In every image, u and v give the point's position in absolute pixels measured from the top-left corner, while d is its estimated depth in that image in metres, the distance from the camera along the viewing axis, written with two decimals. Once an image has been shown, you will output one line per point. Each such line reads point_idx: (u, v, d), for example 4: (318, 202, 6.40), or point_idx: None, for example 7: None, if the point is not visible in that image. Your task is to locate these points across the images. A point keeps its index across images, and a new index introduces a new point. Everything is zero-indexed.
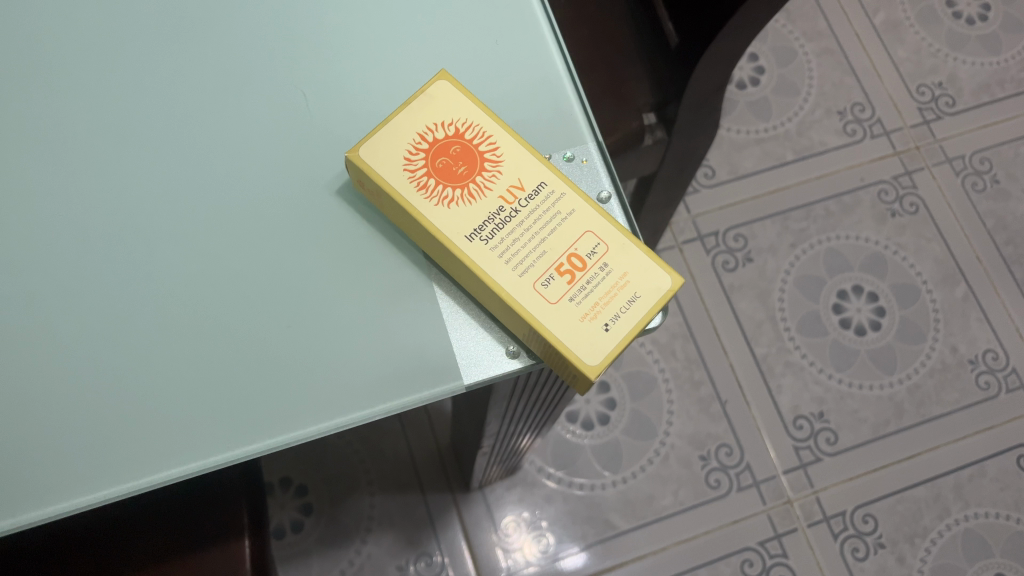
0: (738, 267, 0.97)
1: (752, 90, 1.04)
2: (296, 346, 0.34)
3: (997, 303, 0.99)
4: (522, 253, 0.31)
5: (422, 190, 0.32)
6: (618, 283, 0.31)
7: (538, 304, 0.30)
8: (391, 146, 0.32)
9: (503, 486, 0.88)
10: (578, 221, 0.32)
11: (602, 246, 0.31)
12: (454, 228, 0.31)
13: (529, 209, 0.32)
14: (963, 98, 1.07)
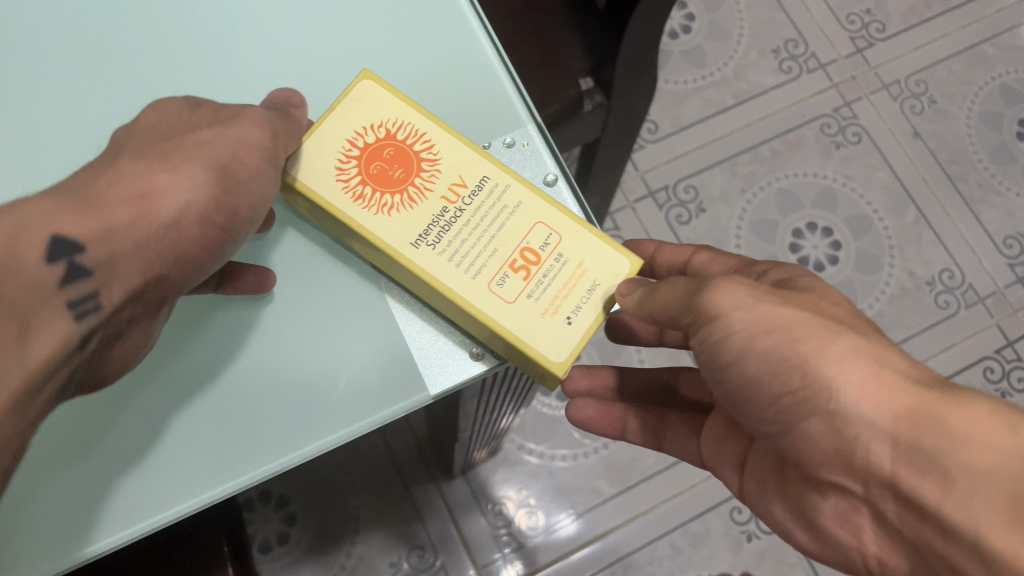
0: (692, 219, 0.97)
1: (684, 39, 1.03)
2: (285, 375, 0.37)
3: (947, 222, 1.00)
4: (472, 250, 0.35)
5: (358, 199, 0.35)
6: (574, 271, 0.35)
7: (495, 302, 0.34)
8: (329, 156, 0.36)
9: (487, 468, 0.88)
10: (526, 212, 0.35)
11: (553, 236, 0.35)
12: (403, 234, 0.35)
13: (475, 206, 0.35)
14: (892, 23, 1.07)
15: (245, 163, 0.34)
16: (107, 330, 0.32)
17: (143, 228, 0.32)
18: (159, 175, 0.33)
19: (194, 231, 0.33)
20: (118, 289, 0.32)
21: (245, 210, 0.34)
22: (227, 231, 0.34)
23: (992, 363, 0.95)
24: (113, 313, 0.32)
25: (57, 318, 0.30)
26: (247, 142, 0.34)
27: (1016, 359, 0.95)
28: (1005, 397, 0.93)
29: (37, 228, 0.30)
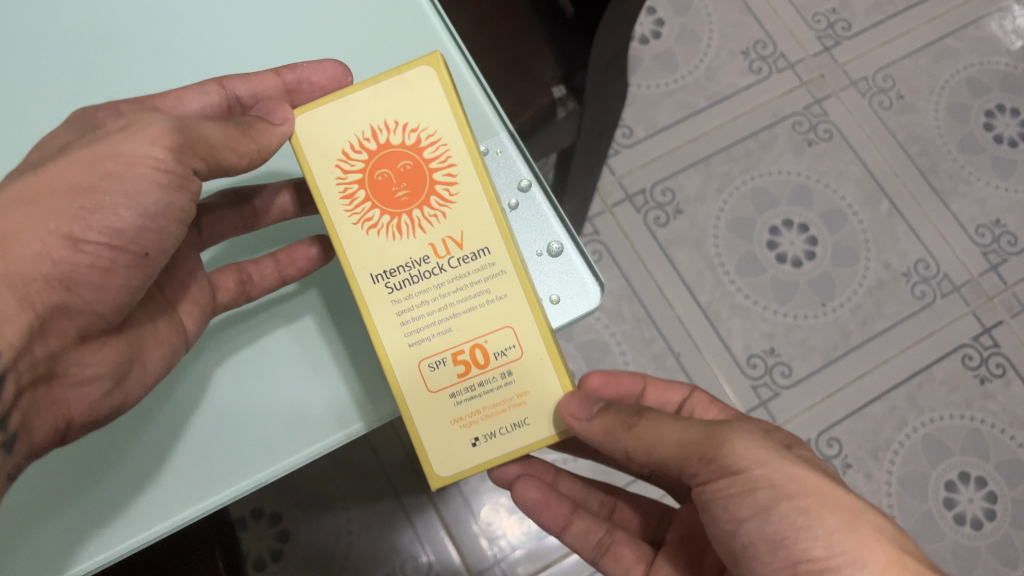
0: (669, 221, 0.98)
1: (655, 44, 1.05)
2: (246, 435, 0.45)
3: (920, 213, 1.02)
4: (432, 322, 0.42)
5: (345, 198, 0.42)
6: (513, 396, 0.43)
7: (419, 383, 0.42)
8: (340, 140, 0.42)
9: (477, 476, 0.88)
10: (501, 310, 0.42)
11: (513, 352, 0.42)
12: (371, 265, 0.42)
13: (453, 275, 0.42)
14: (858, 20, 1.09)
15: (128, 193, 0.39)
16: (20, 378, 0.40)
17: (35, 266, 0.38)
18: (43, 210, 0.37)
19: (86, 263, 0.39)
20: (19, 333, 0.38)
21: (138, 228, 0.40)
22: (130, 254, 0.40)
23: (969, 350, 0.96)
24: (22, 354, 0.39)
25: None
26: (128, 167, 0.38)
27: (993, 345, 0.97)
28: (983, 383, 0.95)
29: None
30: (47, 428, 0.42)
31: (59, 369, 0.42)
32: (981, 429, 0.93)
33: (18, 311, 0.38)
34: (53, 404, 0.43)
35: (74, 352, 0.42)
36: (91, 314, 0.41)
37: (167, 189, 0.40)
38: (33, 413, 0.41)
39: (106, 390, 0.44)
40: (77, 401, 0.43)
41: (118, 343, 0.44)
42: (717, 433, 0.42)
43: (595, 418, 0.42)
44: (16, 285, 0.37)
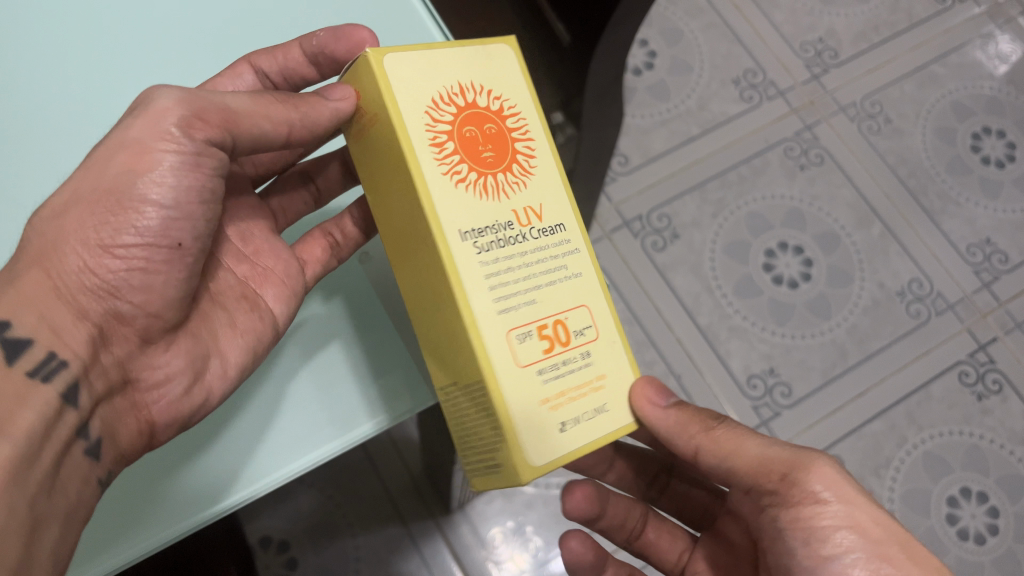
0: (667, 245, 1.00)
1: (648, 75, 1.07)
2: (284, 445, 0.55)
3: (912, 234, 1.04)
4: (523, 284, 0.42)
5: (434, 142, 0.41)
6: (592, 379, 0.44)
7: (509, 356, 0.41)
8: (431, 86, 0.42)
9: (483, 500, 0.89)
10: (576, 286, 0.45)
11: (589, 332, 0.44)
12: (464, 222, 0.41)
13: (535, 246, 0.43)
14: (845, 49, 1.12)
15: (150, 177, 0.41)
16: (94, 387, 0.42)
17: (83, 277, 0.41)
18: (74, 223, 0.41)
19: (124, 267, 0.42)
20: (82, 345, 0.42)
21: (172, 220, 0.42)
22: (163, 248, 0.43)
23: (965, 367, 0.98)
24: (92, 363, 0.42)
25: (41, 388, 0.39)
26: (139, 154, 0.41)
27: (988, 361, 0.98)
28: (981, 399, 0.96)
29: (29, 310, 0.40)
30: (128, 429, 0.46)
31: (133, 376, 0.45)
32: (980, 445, 0.94)
33: (75, 322, 0.42)
34: (135, 408, 0.46)
35: (145, 356, 0.46)
36: (150, 308, 0.44)
37: (182, 167, 0.42)
38: (117, 419, 0.45)
39: (182, 386, 0.47)
40: (156, 403, 0.47)
41: (185, 340, 0.48)
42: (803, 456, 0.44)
43: (671, 408, 0.45)
44: (67, 295, 0.41)
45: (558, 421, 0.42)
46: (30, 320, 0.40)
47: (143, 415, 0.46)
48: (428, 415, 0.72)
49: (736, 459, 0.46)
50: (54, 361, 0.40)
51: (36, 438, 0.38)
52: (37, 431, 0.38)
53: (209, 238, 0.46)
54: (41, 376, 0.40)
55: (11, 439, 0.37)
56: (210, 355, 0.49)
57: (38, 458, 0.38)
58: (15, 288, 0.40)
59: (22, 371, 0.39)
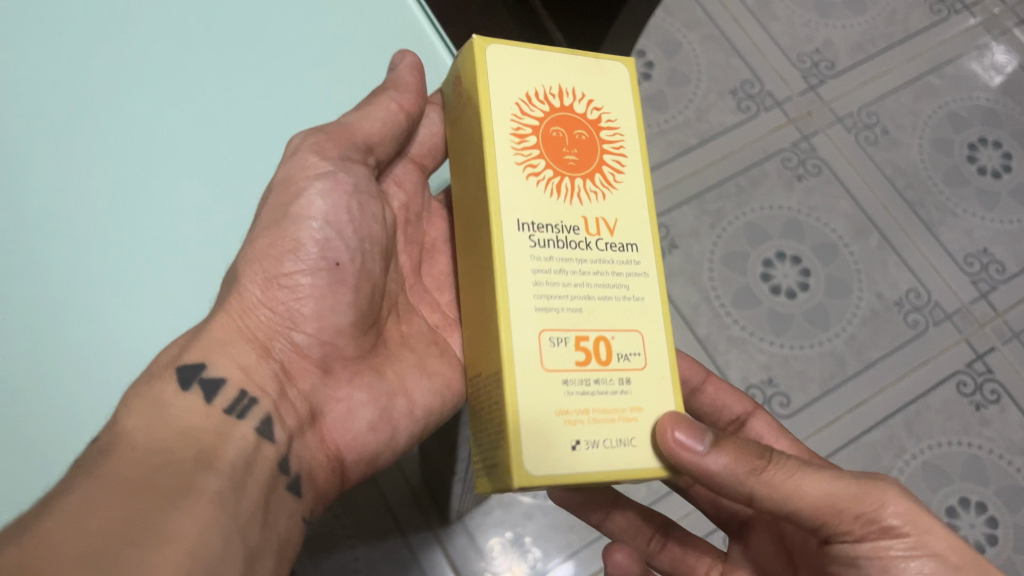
0: (666, 255, 1.00)
1: (646, 86, 1.08)
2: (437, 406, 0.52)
3: (910, 245, 1.04)
4: (572, 293, 0.46)
5: (517, 138, 0.47)
6: (627, 409, 0.45)
7: (546, 346, 0.44)
8: (521, 87, 0.49)
9: (481, 511, 0.89)
10: (637, 310, 0.48)
11: (635, 360, 0.47)
12: (524, 215, 0.46)
13: (599, 255, 0.47)
14: (841, 60, 1.13)
15: (315, 224, 0.48)
16: (286, 422, 0.46)
17: (261, 313, 0.47)
18: (257, 266, 0.47)
19: (294, 297, 0.48)
20: (268, 382, 0.46)
21: (338, 251, 0.48)
22: (324, 270, 0.48)
23: (963, 377, 0.98)
24: (281, 398, 0.47)
25: (239, 423, 0.44)
26: (294, 196, 0.48)
27: (987, 371, 0.99)
28: (979, 409, 0.97)
29: (217, 350, 0.45)
30: (321, 466, 0.49)
31: (321, 409, 0.49)
32: (979, 456, 0.94)
33: (260, 358, 0.47)
34: (323, 442, 0.49)
35: (328, 388, 0.50)
36: (324, 335, 0.49)
37: (326, 191, 0.49)
38: (306, 452, 0.47)
39: (370, 422, 0.51)
40: (341, 436, 0.50)
41: (370, 375, 0.52)
42: (869, 491, 0.43)
43: (708, 451, 0.43)
44: (250, 335, 0.47)
45: (570, 439, 0.43)
46: (222, 360, 0.45)
47: (333, 447, 0.50)
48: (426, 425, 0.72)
49: (790, 502, 0.43)
50: (245, 399, 0.45)
51: (238, 470, 0.41)
52: (237, 464, 0.42)
53: (368, 270, 0.50)
54: (237, 414, 0.44)
55: (217, 472, 0.40)
56: (397, 394, 0.52)
57: (241, 489, 0.41)
58: (206, 332, 0.46)
59: (221, 408, 0.43)
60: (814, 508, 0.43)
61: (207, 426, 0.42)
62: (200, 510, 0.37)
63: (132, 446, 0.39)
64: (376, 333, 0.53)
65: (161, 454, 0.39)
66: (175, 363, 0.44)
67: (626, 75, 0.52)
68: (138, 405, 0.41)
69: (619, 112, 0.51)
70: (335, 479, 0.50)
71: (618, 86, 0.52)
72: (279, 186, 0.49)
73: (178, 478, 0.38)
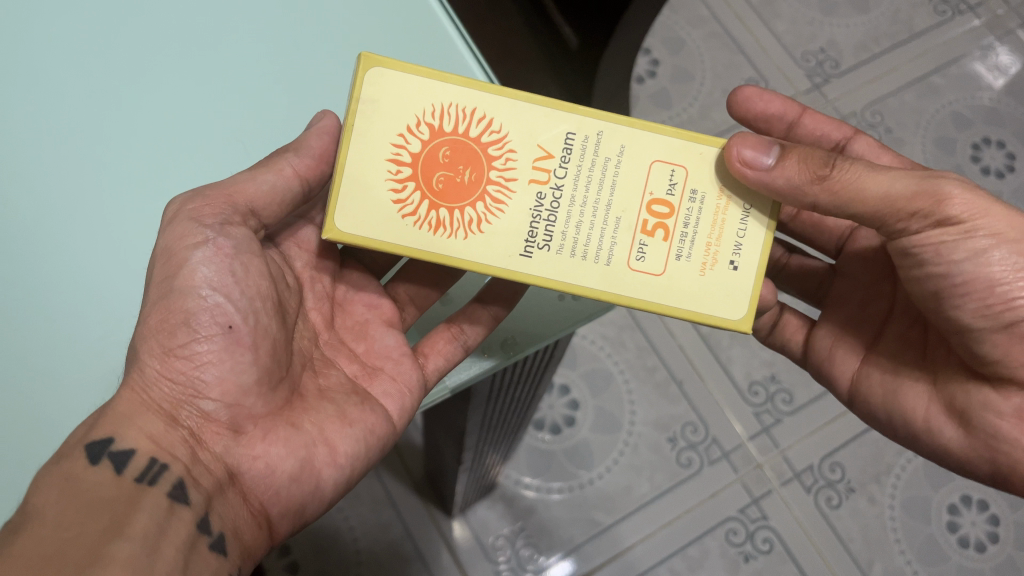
0: None
1: (649, 83, 1.09)
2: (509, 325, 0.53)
3: None
4: (596, 232, 0.43)
5: (438, 228, 0.43)
6: (714, 203, 0.44)
7: (644, 278, 0.44)
8: (382, 190, 0.43)
9: (483, 506, 0.89)
10: (628, 164, 0.43)
11: (675, 173, 0.43)
12: (515, 245, 0.43)
13: (572, 178, 0.43)
14: (845, 59, 1.13)
15: (200, 282, 0.42)
16: (201, 485, 0.41)
17: (162, 385, 0.41)
18: (144, 345, 0.41)
19: (192, 365, 0.41)
20: (178, 447, 0.41)
21: (228, 305, 0.42)
22: (218, 330, 0.42)
23: None
24: (194, 464, 0.41)
25: (150, 491, 0.39)
26: (176, 257, 0.42)
27: None
28: None
29: (118, 423, 0.40)
30: (246, 523, 0.43)
31: (238, 471, 0.43)
32: None
33: (167, 428, 0.41)
34: (242, 499, 0.43)
35: (242, 448, 0.43)
36: (229, 399, 0.42)
37: (213, 255, 0.42)
38: (229, 517, 0.42)
39: (291, 475, 0.44)
40: (266, 495, 0.43)
41: (285, 429, 0.44)
42: (930, 184, 0.41)
43: (775, 166, 0.42)
44: (154, 408, 0.41)
45: (728, 261, 0.44)
46: (131, 433, 0.40)
47: (256, 503, 0.43)
48: (433, 417, 0.73)
49: (857, 206, 0.42)
50: (157, 466, 0.40)
51: (150, 536, 0.37)
52: (149, 532, 0.37)
53: (266, 319, 0.44)
54: (148, 481, 0.39)
55: (129, 539, 0.36)
56: (319, 446, 0.45)
57: (158, 555, 0.37)
58: (110, 413, 0.40)
59: (130, 478, 0.39)
60: (885, 207, 0.42)
61: (117, 496, 0.38)
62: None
63: (42, 521, 0.35)
64: (289, 386, 0.46)
65: (70, 527, 0.35)
66: (83, 439, 0.39)
67: (388, 73, 0.42)
68: (48, 483, 0.37)
69: (425, 100, 0.43)
70: (261, 536, 0.44)
71: (392, 77, 0.42)
72: (160, 264, 0.43)
73: (94, 546, 0.35)
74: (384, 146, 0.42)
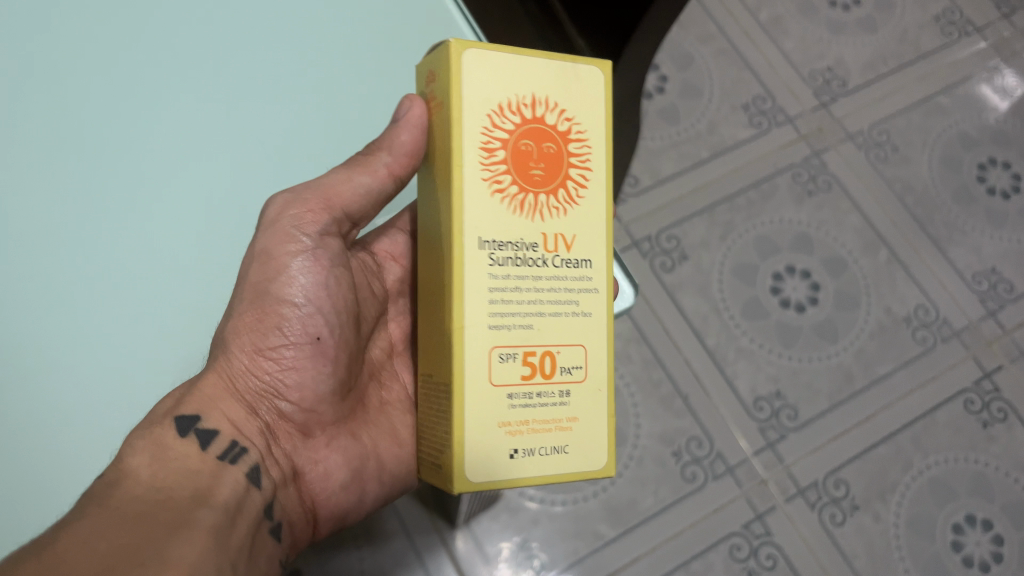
0: (675, 266, 1.01)
1: (658, 98, 1.09)
2: None
3: (920, 263, 1.05)
4: (523, 310, 0.45)
5: (485, 147, 0.45)
6: (564, 418, 0.47)
7: (486, 372, 0.44)
8: (504, 94, 0.45)
9: (487, 516, 0.89)
10: (581, 323, 0.48)
11: (577, 373, 0.47)
12: (487, 231, 0.44)
13: (554, 271, 0.47)
14: (853, 77, 1.14)
15: (294, 292, 0.49)
16: (271, 474, 0.48)
17: (249, 379, 0.49)
18: (239, 336, 0.49)
19: (279, 368, 0.49)
20: (255, 435, 0.48)
21: (314, 316, 0.50)
22: (306, 341, 0.50)
23: (971, 395, 0.98)
24: (267, 453, 0.49)
25: (231, 467, 0.46)
26: (276, 267, 0.49)
27: (994, 389, 0.99)
28: (986, 426, 0.97)
29: (206, 406, 0.47)
30: (299, 518, 0.51)
31: (301, 468, 0.51)
32: (986, 472, 0.94)
33: (248, 416, 0.49)
34: (301, 496, 0.51)
35: (308, 451, 0.52)
36: (306, 403, 0.50)
37: (310, 265, 0.50)
38: (288, 503, 0.50)
39: (342, 481, 0.53)
40: (320, 492, 0.52)
41: (347, 439, 0.54)
42: None
43: None
44: (239, 396, 0.49)
45: (509, 447, 0.45)
46: (214, 415, 0.47)
47: (309, 502, 0.52)
48: None
49: None
50: (237, 447, 0.47)
51: (230, 509, 0.43)
52: (231, 500, 0.44)
53: (346, 333, 0.52)
54: (229, 459, 0.46)
55: (214, 507, 0.42)
56: (370, 457, 0.54)
57: (235, 525, 0.43)
58: (197, 392, 0.47)
59: (214, 455, 0.46)
60: None
61: (203, 468, 0.45)
62: (197, 537, 0.39)
63: (136, 481, 0.41)
64: (356, 396, 0.55)
65: (162, 490, 0.41)
66: (171, 413, 0.46)
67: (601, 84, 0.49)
68: (142, 446, 0.44)
69: (588, 122, 0.48)
70: (308, 530, 0.52)
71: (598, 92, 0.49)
72: (260, 261, 0.50)
73: (183, 510, 0.41)
74: (527, 87, 0.46)
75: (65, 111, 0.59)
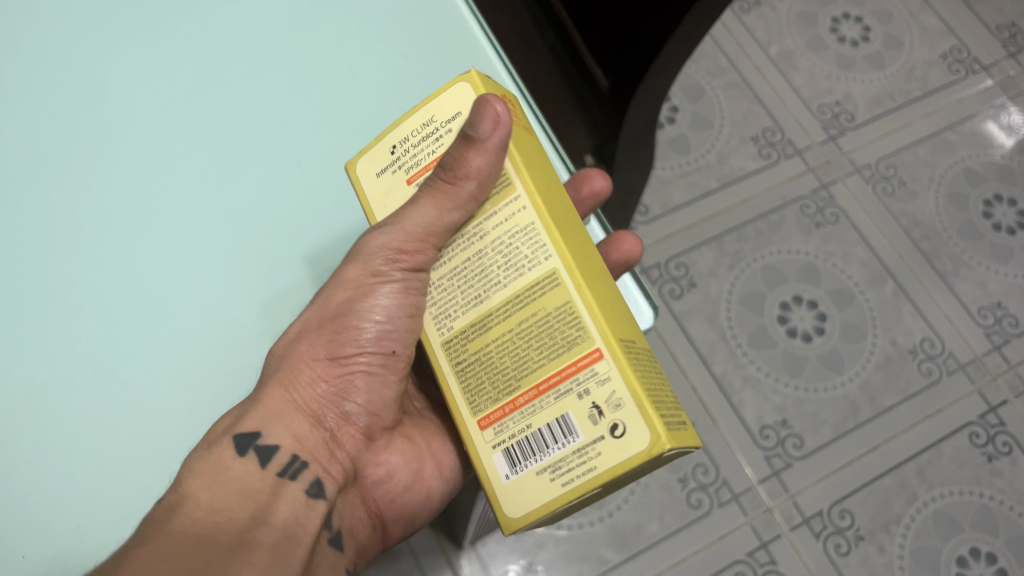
0: (684, 293, 1.02)
1: (670, 128, 1.11)
2: None
3: (925, 295, 1.06)
4: None
5: None
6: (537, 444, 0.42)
7: None
8: None
9: (493, 539, 0.89)
10: None
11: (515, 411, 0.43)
12: None
13: None
14: (861, 112, 1.16)
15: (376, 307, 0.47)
16: (335, 483, 0.48)
17: (313, 390, 0.48)
18: (308, 348, 0.48)
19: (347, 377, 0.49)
20: (318, 447, 0.48)
21: (395, 329, 0.47)
22: (381, 354, 0.48)
23: (976, 428, 0.99)
24: (332, 464, 0.48)
25: (291, 484, 0.45)
26: (358, 290, 0.47)
27: (998, 423, 0.99)
28: (991, 459, 0.97)
29: (266, 423, 0.46)
30: (363, 523, 0.52)
31: (362, 473, 0.51)
32: (990, 505, 0.95)
33: (313, 427, 0.48)
34: (364, 499, 0.52)
35: (370, 455, 0.52)
36: (371, 407, 0.50)
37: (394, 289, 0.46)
38: (351, 510, 0.50)
39: (405, 483, 0.53)
40: (380, 494, 0.53)
41: (402, 441, 0.54)
42: None
43: None
44: (303, 408, 0.48)
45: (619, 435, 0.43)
46: (274, 431, 0.46)
47: (373, 506, 0.53)
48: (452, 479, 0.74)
49: None
50: (297, 462, 0.46)
51: (291, 525, 0.44)
52: (289, 519, 0.44)
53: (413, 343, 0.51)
54: (290, 475, 0.45)
55: (274, 526, 0.43)
56: (428, 458, 0.54)
57: (298, 541, 0.43)
58: (257, 410, 0.46)
59: (274, 472, 0.45)
60: None
61: (263, 488, 0.44)
62: (256, 560, 0.40)
63: (195, 505, 0.41)
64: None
65: (221, 512, 0.42)
66: (229, 432, 0.45)
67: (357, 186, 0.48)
68: (200, 468, 0.43)
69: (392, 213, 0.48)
70: (374, 532, 0.53)
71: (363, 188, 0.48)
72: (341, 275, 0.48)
73: (241, 530, 0.41)
74: None
75: (72, 104, 0.56)
